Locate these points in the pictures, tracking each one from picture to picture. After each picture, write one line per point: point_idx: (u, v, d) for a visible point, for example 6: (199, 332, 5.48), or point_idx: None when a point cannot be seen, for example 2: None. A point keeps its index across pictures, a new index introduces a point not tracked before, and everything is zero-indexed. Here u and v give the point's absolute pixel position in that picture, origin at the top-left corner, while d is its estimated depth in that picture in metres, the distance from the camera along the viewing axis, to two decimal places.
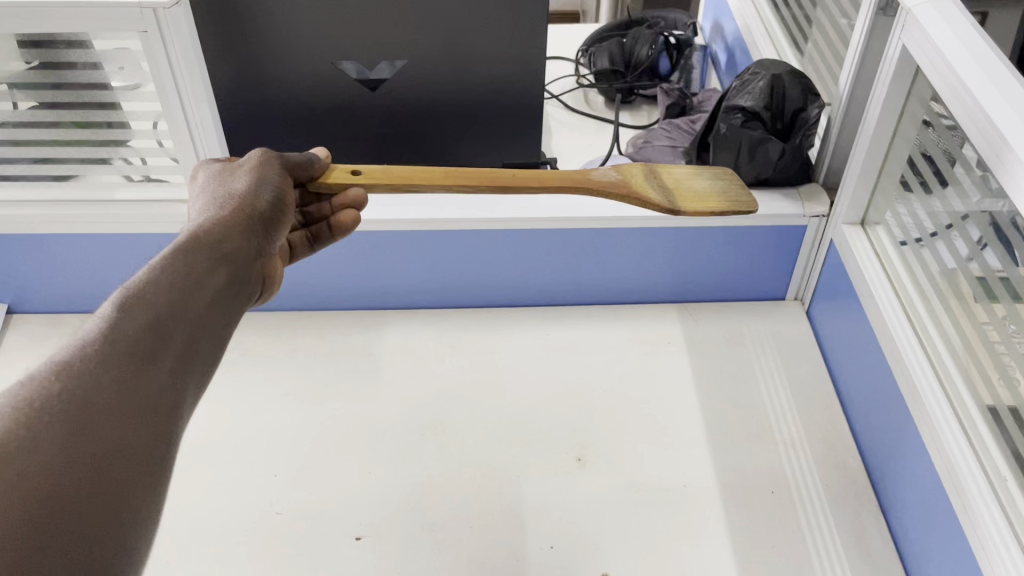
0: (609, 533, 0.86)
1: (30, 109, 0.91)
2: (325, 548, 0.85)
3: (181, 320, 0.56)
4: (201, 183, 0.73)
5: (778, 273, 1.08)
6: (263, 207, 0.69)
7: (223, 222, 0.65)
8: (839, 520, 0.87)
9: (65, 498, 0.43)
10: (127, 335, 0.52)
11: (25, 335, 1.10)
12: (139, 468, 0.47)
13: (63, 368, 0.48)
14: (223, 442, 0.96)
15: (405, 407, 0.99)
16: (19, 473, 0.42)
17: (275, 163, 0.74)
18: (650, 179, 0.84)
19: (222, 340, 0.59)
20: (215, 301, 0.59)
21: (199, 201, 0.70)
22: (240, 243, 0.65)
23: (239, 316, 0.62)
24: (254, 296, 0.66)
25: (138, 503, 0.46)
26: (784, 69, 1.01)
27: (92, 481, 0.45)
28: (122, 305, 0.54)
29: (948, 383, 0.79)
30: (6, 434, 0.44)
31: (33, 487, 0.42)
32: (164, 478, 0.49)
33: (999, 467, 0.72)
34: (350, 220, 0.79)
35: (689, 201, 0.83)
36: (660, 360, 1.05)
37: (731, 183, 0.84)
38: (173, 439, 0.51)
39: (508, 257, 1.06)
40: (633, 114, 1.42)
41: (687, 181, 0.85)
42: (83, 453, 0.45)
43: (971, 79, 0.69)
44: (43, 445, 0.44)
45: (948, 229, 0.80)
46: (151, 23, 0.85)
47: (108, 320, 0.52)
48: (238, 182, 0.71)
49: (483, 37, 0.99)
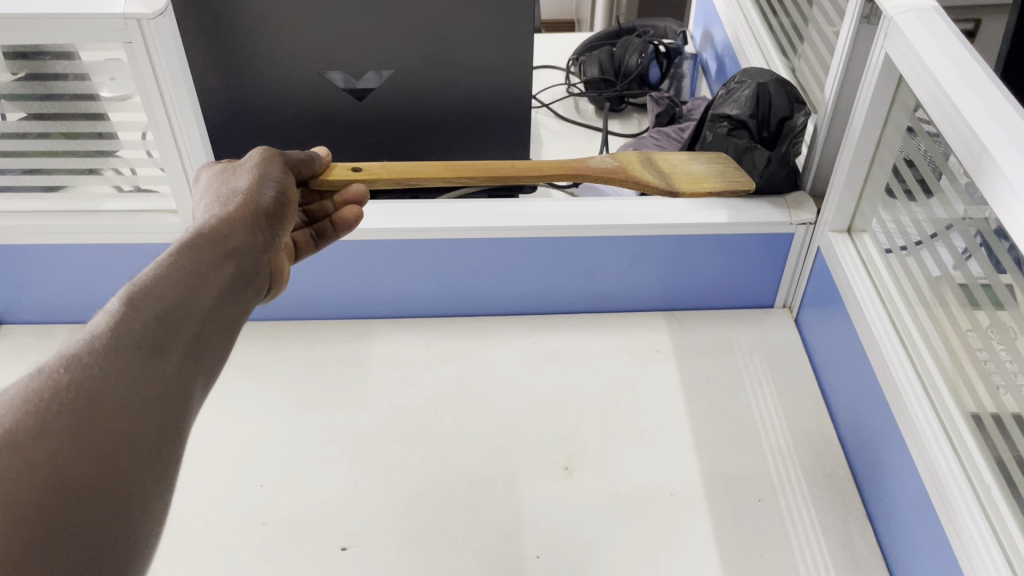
0: (596, 542, 0.86)
1: (18, 120, 0.91)
2: (312, 558, 0.85)
3: (188, 315, 0.56)
4: (204, 183, 0.73)
5: (766, 281, 1.09)
6: (268, 205, 0.69)
7: (228, 219, 0.65)
8: (825, 526, 0.88)
9: (74, 488, 0.43)
10: (134, 328, 0.52)
11: (12, 345, 1.09)
12: (146, 460, 0.47)
13: (71, 360, 0.48)
14: (213, 451, 0.96)
15: (394, 415, 0.99)
16: (28, 460, 0.42)
17: (278, 161, 0.73)
18: (646, 165, 0.84)
19: (229, 337, 0.59)
20: (221, 297, 0.59)
21: (203, 200, 0.70)
22: (245, 240, 0.64)
23: (245, 312, 0.62)
24: (260, 293, 0.66)
25: (147, 498, 0.46)
26: (769, 78, 1.02)
27: (101, 475, 0.44)
28: (128, 298, 0.54)
29: (932, 389, 0.80)
30: (14, 423, 0.43)
31: (41, 474, 0.42)
32: (171, 473, 0.49)
33: (982, 472, 0.73)
34: (353, 215, 0.79)
35: (688, 182, 0.83)
36: (648, 368, 1.05)
37: (726, 166, 0.86)
38: (180, 435, 0.50)
39: (498, 266, 1.06)
40: (622, 123, 1.43)
41: (683, 165, 0.85)
42: (91, 445, 0.45)
43: (949, 83, 0.70)
44: (53, 436, 0.44)
45: (932, 238, 0.81)
46: (135, 34, 0.85)
47: (115, 314, 0.52)
48: (241, 181, 0.70)
49: (470, 47, 1.00)
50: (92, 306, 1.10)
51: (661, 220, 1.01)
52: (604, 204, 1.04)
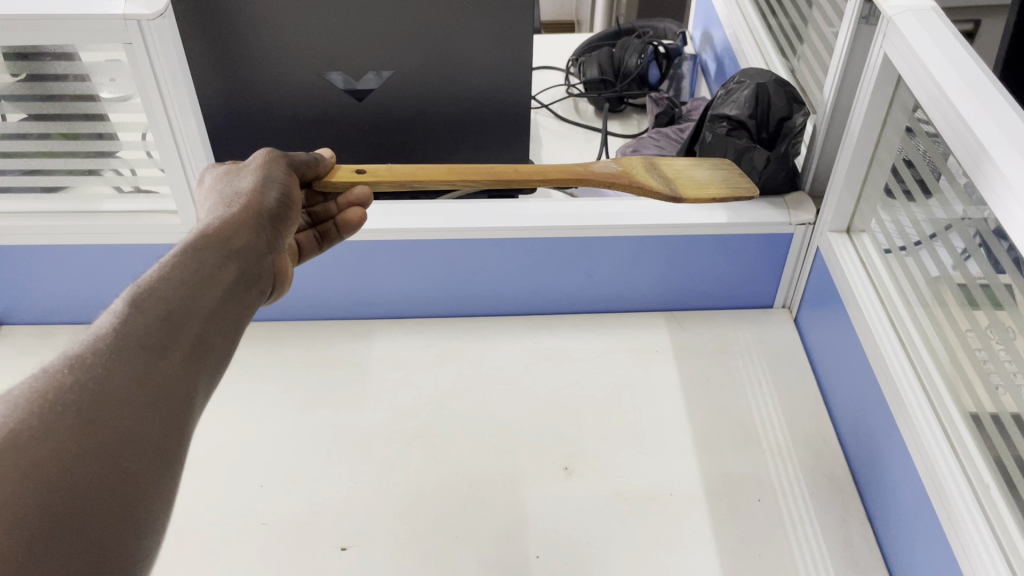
0: (596, 542, 0.86)
1: (18, 121, 0.91)
2: (312, 559, 0.85)
3: (192, 316, 0.56)
4: (208, 184, 0.73)
5: (765, 281, 1.09)
6: (271, 205, 0.69)
7: (232, 219, 0.65)
8: (825, 526, 0.88)
9: (77, 488, 0.43)
10: (138, 329, 0.52)
11: (12, 345, 1.09)
12: (150, 459, 0.47)
13: (75, 361, 0.48)
14: (213, 452, 0.96)
15: (394, 416, 0.99)
16: (32, 460, 0.42)
17: (281, 162, 0.74)
18: (651, 170, 0.84)
19: (234, 336, 0.59)
20: (225, 296, 0.59)
21: (208, 201, 0.70)
22: (249, 240, 0.65)
23: (250, 312, 0.62)
24: (265, 293, 0.66)
25: (151, 498, 0.46)
26: (769, 78, 1.02)
27: (104, 474, 0.45)
28: (133, 300, 0.54)
29: (932, 389, 0.81)
30: (18, 425, 0.43)
31: (45, 474, 0.42)
32: (175, 472, 0.49)
33: (981, 471, 0.73)
34: (356, 218, 0.79)
35: (692, 188, 0.83)
36: (648, 369, 1.05)
37: (731, 172, 0.85)
38: (185, 434, 0.50)
39: (497, 266, 1.06)
40: (622, 123, 1.44)
41: (687, 171, 0.85)
42: (95, 444, 0.45)
43: (948, 83, 0.70)
44: (56, 436, 0.44)
45: (931, 238, 0.81)
46: (135, 36, 0.85)
47: (119, 315, 0.52)
48: (245, 181, 0.71)
49: (470, 48, 1.00)
50: (93, 307, 1.10)
51: (660, 220, 1.01)
52: (604, 205, 1.04)
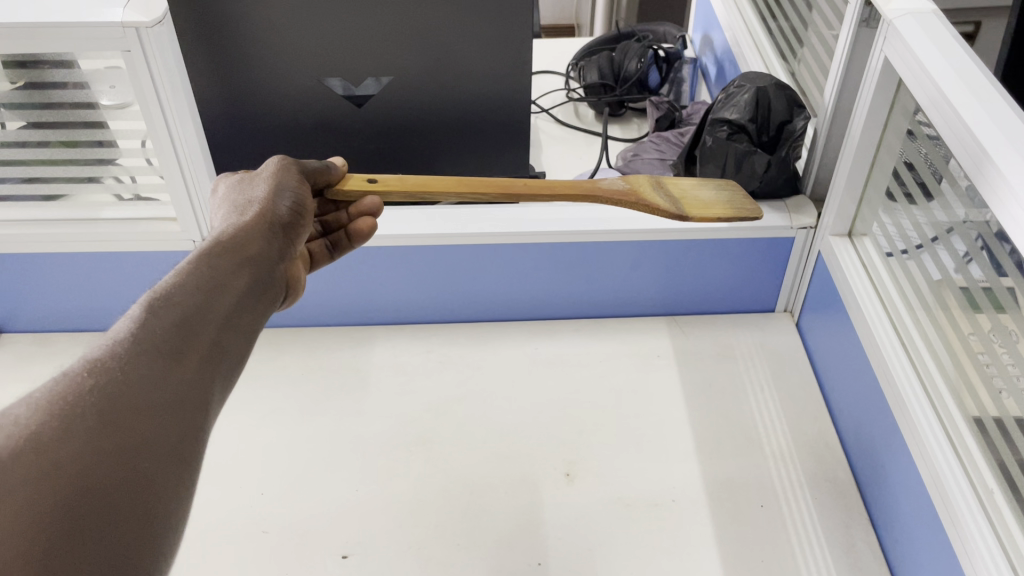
0: (599, 549, 0.86)
1: (17, 129, 0.91)
2: (312, 566, 0.85)
3: (207, 321, 0.55)
4: (221, 194, 0.73)
5: (766, 285, 1.09)
6: (284, 214, 0.68)
7: (245, 226, 0.65)
8: (827, 530, 0.87)
9: (97, 489, 0.43)
10: (154, 333, 0.52)
11: (11, 353, 1.09)
12: (168, 462, 0.47)
13: (95, 365, 0.48)
14: (213, 459, 0.95)
15: (394, 423, 0.99)
16: (53, 462, 0.42)
17: (293, 170, 0.73)
18: (657, 189, 0.84)
19: (250, 341, 0.59)
20: (239, 302, 0.59)
21: (221, 209, 0.70)
22: (262, 247, 0.64)
23: (264, 317, 0.62)
24: (279, 302, 0.66)
25: (169, 497, 0.46)
26: (769, 81, 1.02)
27: (122, 475, 0.44)
28: (149, 305, 0.53)
29: (934, 394, 0.80)
30: (38, 427, 0.43)
31: (65, 475, 0.42)
32: (193, 474, 0.49)
33: (983, 474, 0.73)
34: (367, 228, 0.80)
35: (698, 209, 0.83)
36: (649, 374, 1.05)
37: (736, 193, 0.86)
38: (202, 436, 0.50)
39: (498, 272, 1.06)
40: (622, 128, 1.43)
41: (693, 191, 0.85)
42: (113, 446, 0.45)
43: (949, 86, 0.70)
44: (75, 438, 0.44)
45: (933, 241, 0.80)
46: (133, 43, 0.84)
47: (135, 320, 0.52)
48: (257, 190, 0.70)
49: (470, 54, 1.00)
50: (91, 314, 1.10)
51: (660, 225, 1.00)
52: (605, 210, 1.04)
